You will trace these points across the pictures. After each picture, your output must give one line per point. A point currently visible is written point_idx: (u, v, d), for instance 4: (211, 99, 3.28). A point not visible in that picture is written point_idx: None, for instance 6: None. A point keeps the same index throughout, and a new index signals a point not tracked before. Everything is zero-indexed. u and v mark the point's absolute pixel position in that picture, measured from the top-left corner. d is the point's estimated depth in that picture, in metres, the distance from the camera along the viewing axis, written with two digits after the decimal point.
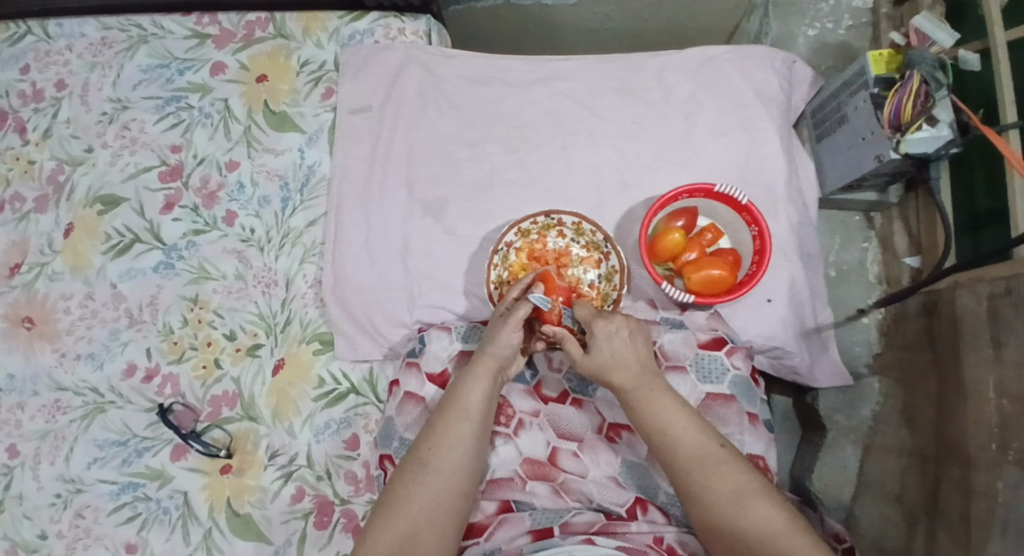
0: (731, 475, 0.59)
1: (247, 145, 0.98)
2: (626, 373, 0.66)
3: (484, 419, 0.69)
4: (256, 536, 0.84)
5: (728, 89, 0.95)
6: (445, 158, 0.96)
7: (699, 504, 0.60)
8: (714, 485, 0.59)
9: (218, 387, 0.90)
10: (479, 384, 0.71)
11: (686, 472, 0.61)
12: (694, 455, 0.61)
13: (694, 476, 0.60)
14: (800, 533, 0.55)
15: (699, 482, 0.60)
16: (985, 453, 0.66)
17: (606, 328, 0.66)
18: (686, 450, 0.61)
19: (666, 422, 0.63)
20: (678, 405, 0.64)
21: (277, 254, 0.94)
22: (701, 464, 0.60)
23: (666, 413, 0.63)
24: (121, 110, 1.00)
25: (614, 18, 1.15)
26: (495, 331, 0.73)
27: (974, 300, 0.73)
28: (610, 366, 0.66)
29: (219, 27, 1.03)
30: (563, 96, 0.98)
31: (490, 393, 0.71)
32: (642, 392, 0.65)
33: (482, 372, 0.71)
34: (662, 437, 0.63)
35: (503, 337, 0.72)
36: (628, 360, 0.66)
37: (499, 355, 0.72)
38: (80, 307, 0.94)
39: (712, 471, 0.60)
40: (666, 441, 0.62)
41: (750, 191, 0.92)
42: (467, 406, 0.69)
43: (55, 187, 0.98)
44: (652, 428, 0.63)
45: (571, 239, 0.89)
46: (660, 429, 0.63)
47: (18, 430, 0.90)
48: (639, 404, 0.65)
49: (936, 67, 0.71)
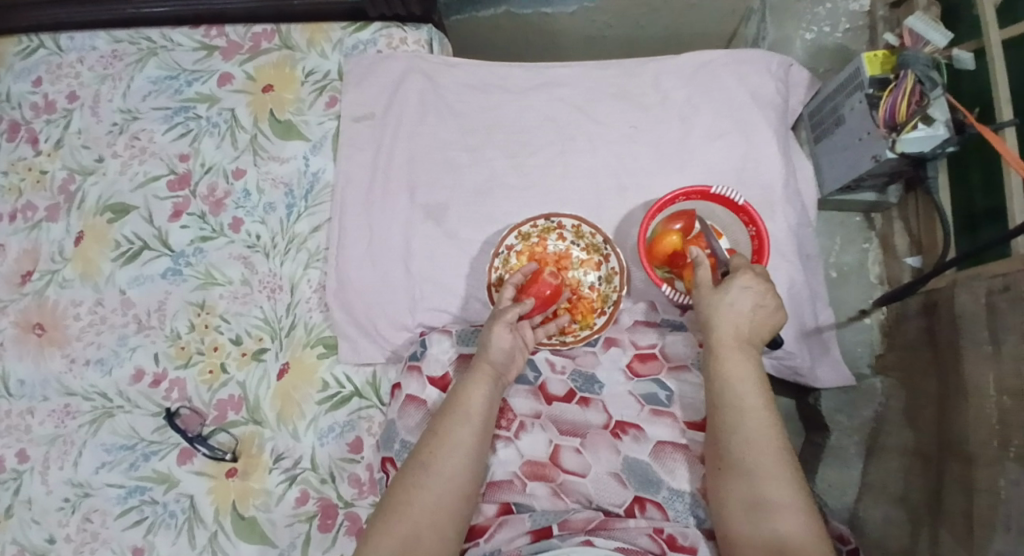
0: (772, 465, 0.59)
1: (253, 153, 1.00)
2: (729, 332, 0.64)
3: (486, 421, 0.70)
4: (260, 539, 0.85)
5: (724, 92, 0.96)
6: (446, 164, 0.98)
7: (740, 472, 0.60)
8: (766, 472, 0.58)
9: (224, 391, 0.91)
10: (479, 388, 0.71)
11: (745, 440, 0.60)
12: (760, 429, 0.60)
13: (750, 447, 0.60)
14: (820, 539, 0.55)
15: (752, 455, 0.59)
16: (987, 450, 0.65)
17: (747, 280, 0.64)
18: (750, 424, 0.61)
19: (746, 391, 0.62)
20: (755, 381, 0.62)
21: (281, 259, 0.96)
22: (761, 441, 0.60)
23: (748, 383, 0.62)
24: (131, 120, 1.03)
25: (612, 25, 1.16)
26: (485, 337, 0.74)
27: (971, 298, 0.73)
28: (721, 314, 0.64)
29: (225, 40, 1.05)
30: (562, 102, 0.99)
31: (490, 397, 0.71)
32: (728, 350, 0.64)
33: (479, 377, 0.72)
34: (734, 403, 0.62)
35: (497, 342, 0.73)
36: (739, 322, 0.64)
37: (493, 359, 0.73)
38: (89, 313, 0.96)
39: (762, 463, 0.59)
40: (733, 406, 0.62)
41: (747, 192, 0.93)
42: (468, 409, 0.69)
43: (66, 196, 1.01)
44: (726, 389, 0.63)
45: (571, 241, 0.90)
46: (733, 395, 0.62)
47: (29, 434, 0.91)
48: (722, 363, 0.64)
49: (928, 67, 0.74)
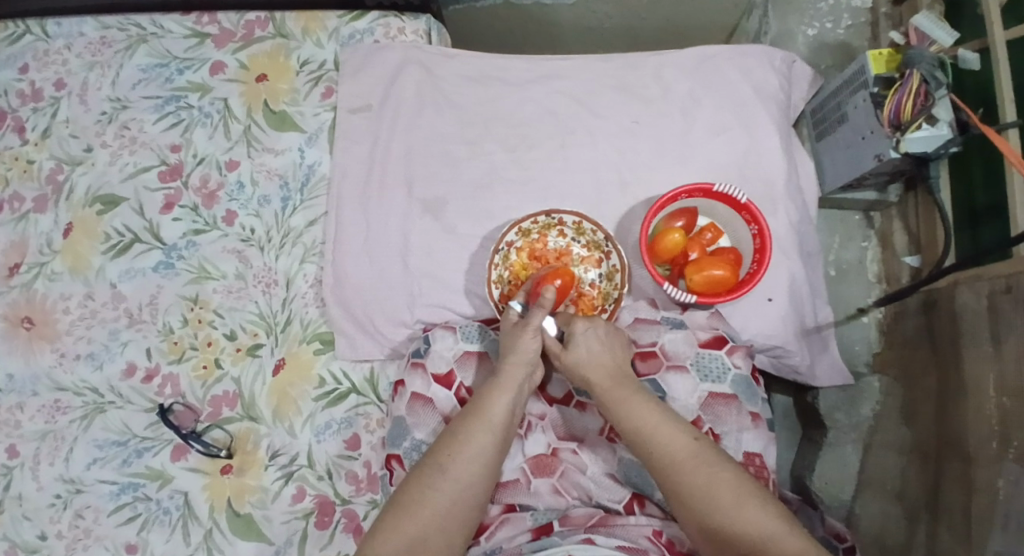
0: (701, 465, 0.60)
1: (246, 144, 0.98)
2: (599, 374, 0.70)
3: (506, 432, 0.69)
4: (257, 536, 0.84)
5: (727, 88, 0.95)
6: (446, 157, 0.96)
7: (676, 500, 0.60)
8: (696, 475, 0.59)
9: (218, 387, 0.90)
10: (503, 396, 0.69)
11: (660, 467, 0.62)
12: (672, 443, 0.62)
13: (668, 466, 0.61)
14: (773, 523, 0.55)
15: (674, 475, 0.60)
16: (986, 449, 0.66)
17: (585, 326, 0.72)
18: (657, 443, 0.63)
19: (639, 418, 0.65)
20: (648, 402, 0.66)
21: (277, 253, 0.94)
22: (677, 452, 0.61)
23: (639, 409, 0.65)
24: (120, 109, 1.00)
25: (612, 17, 1.15)
26: (515, 340, 0.73)
27: (973, 297, 0.74)
28: (583, 362, 0.70)
29: (218, 27, 1.03)
30: (563, 96, 0.98)
31: (513, 408, 0.70)
32: (609, 390, 0.68)
33: (507, 385, 0.70)
34: (636, 430, 0.64)
35: (525, 345, 0.72)
36: (602, 360, 0.71)
37: (523, 367, 0.72)
38: (79, 307, 0.94)
39: (686, 468, 0.60)
40: (638, 437, 0.64)
41: (750, 190, 0.92)
42: (490, 418, 0.68)
43: (54, 187, 0.98)
44: (624, 421, 0.66)
45: (572, 238, 0.89)
46: (631, 423, 0.65)
47: (19, 430, 0.90)
48: (609, 403, 0.67)
49: (935, 66, 0.72)
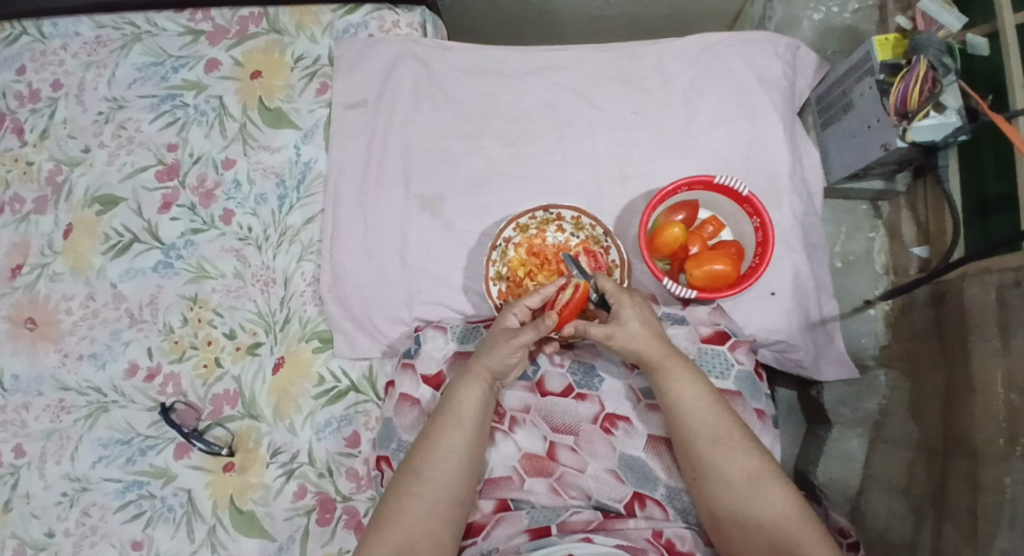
0: (744, 448, 0.61)
1: (243, 142, 0.97)
2: (650, 347, 0.66)
3: (480, 424, 0.68)
4: (259, 533, 0.84)
5: (729, 77, 0.93)
6: (442, 153, 0.95)
7: (715, 476, 0.61)
8: (739, 457, 0.61)
9: (219, 385, 0.90)
10: (472, 391, 0.69)
11: (705, 443, 0.62)
12: (718, 429, 0.62)
13: (713, 450, 0.62)
14: (804, 514, 0.57)
15: (719, 453, 0.61)
16: (992, 447, 0.64)
17: (632, 301, 0.68)
18: (705, 422, 0.63)
19: (689, 392, 0.64)
20: (697, 379, 0.65)
21: (274, 252, 0.94)
22: (723, 431, 0.62)
23: (689, 385, 0.65)
24: (117, 109, 1.00)
25: (614, 6, 1.12)
26: (489, 344, 0.70)
27: (982, 291, 0.72)
28: (638, 336, 0.66)
29: (212, 23, 1.02)
30: (561, 87, 0.96)
31: (484, 400, 0.69)
32: (663, 361, 0.66)
33: (473, 381, 0.69)
34: (684, 405, 0.64)
35: (502, 352, 0.69)
36: (653, 332, 0.67)
37: (494, 367, 0.70)
38: (81, 307, 0.94)
39: (732, 449, 0.61)
40: (686, 411, 0.64)
41: (753, 181, 0.90)
42: (460, 413, 0.67)
43: (54, 188, 0.98)
44: (671, 394, 0.65)
45: (571, 233, 0.88)
46: (682, 397, 0.64)
47: (25, 430, 0.91)
48: (657, 374, 0.66)
49: (942, 52, 0.70)
